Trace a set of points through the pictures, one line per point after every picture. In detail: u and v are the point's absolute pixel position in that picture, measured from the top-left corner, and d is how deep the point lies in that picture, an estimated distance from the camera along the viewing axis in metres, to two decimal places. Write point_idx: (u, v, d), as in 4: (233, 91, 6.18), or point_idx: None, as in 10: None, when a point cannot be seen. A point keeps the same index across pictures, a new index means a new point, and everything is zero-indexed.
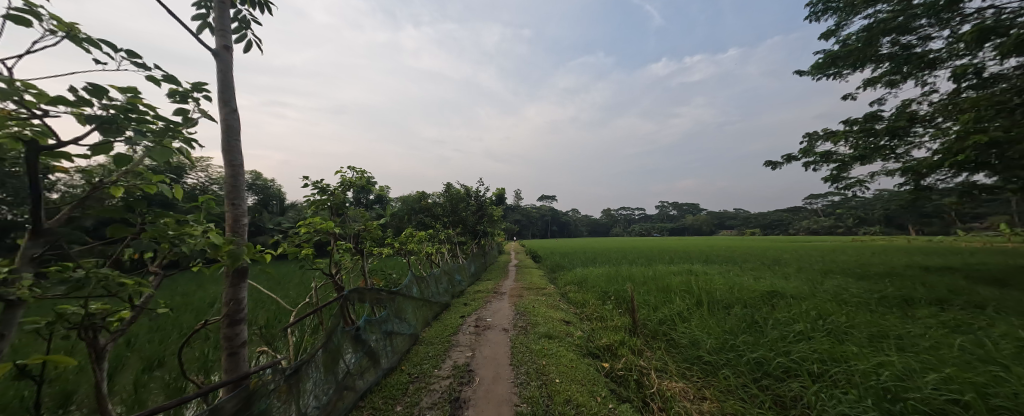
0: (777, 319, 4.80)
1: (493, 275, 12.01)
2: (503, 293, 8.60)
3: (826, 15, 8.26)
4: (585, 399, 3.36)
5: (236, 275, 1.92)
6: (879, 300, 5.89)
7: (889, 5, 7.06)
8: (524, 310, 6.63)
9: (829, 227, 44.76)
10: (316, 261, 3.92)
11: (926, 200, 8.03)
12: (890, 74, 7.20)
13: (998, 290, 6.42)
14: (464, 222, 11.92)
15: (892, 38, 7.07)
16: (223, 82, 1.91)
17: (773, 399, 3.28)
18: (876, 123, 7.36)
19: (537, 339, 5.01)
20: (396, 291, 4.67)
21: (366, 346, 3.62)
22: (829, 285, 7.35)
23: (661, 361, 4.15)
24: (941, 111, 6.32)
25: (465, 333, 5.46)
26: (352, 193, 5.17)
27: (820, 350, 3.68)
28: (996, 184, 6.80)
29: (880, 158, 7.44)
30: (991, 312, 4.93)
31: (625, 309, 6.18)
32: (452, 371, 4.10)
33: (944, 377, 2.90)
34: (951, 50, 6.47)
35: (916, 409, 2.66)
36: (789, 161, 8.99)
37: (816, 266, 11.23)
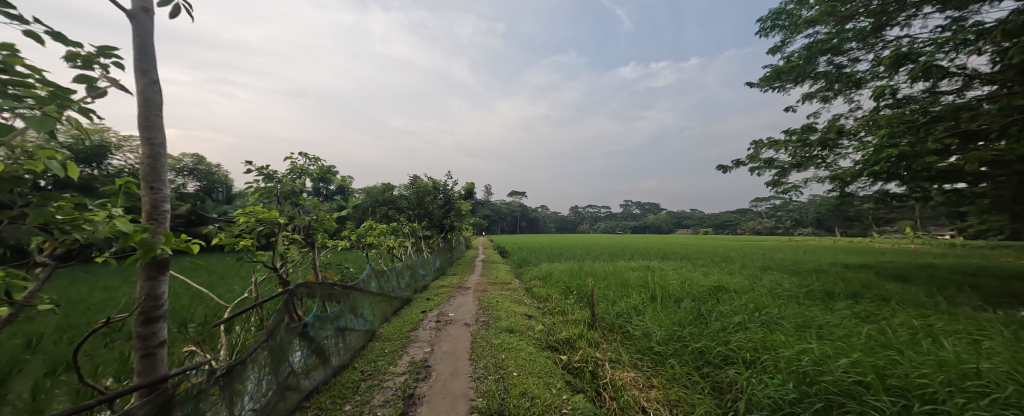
0: (721, 311, 5.18)
1: (458, 270, 11.90)
2: (467, 288, 8.54)
3: (773, 32, 8.95)
4: (540, 391, 3.42)
5: (154, 267, 1.71)
6: (806, 293, 6.56)
7: (826, 27, 7.77)
8: (487, 304, 6.64)
9: (770, 229, 49.12)
10: (259, 254, 3.63)
11: (849, 204, 9.00)
12: (824, 90, 7.96)
13: (900, 285, 7.36)
14: (430, 216, 11.65)
15: (828, 58, 7.79)
16: (139, 48, 1.69)
17: (712, 385, 3.55)
18: (811, 134, 8.12)
19: (498, 333, 5.02)
20: (350, 285, 4.49)
21: (315, 343, 3.45)
22: (766, 280, 8.04)
23: (616, 353, 4.33)
24: (863, 126, 7.09)
25: (427, 327, 5.40)
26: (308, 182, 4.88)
27: (754, 339, 4.02)
28: (904, 192, 7.77)
29: (813, 166, 8.22)
30: (892, 304, 5.66)
31: (586, 304, 6.36)
32: (408, 367, 4.01)
33: (852, 361, 3.26)
34: (873, 72, 7.26)
35: (828, 391, 2.97)
36: (738, 166, 9.72)
37: (757, 263, 12.26)
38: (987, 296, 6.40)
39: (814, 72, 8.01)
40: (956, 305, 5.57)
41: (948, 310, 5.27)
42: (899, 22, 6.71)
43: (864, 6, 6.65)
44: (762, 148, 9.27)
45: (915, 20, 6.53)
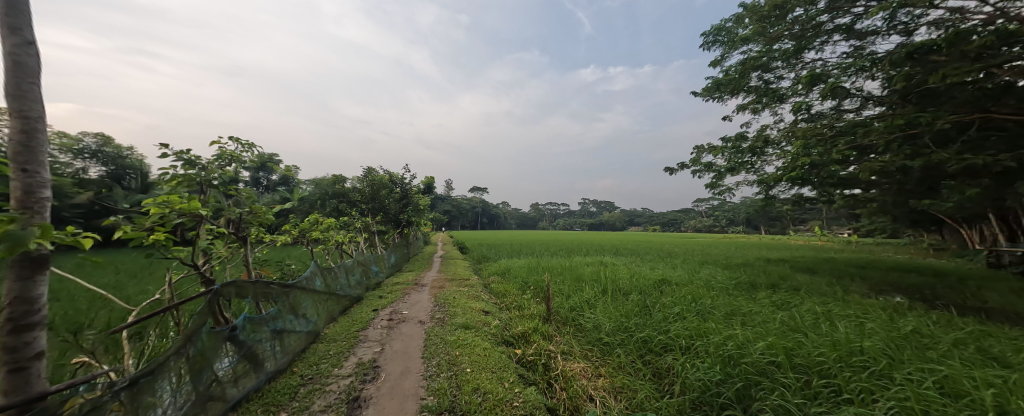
0: (663, 303, 5.57)
1: (414, 266, 11.52)
2: (423, 284, 8.31)
3: (715, 46, 9.74)
4: (493, 386, 3.42)
5: (29, 265, 1.42)
6: (736, 285, 7.29)
7: (757, 46, 8.62)
8: (443, 301, 6.50)
9: (708, 227, 53.79)
10: (177, 250, 3.20)
11: (772, 206, 10.12)
12: (754, 103, 8.84)
13: (809, 276, 8.45)
14: (385, 210, 11.11)
15: (758, 74, 8.66)
16: (7, 0, 1.39)
17: (652, 371, 3.81)
18: (743, 142, 8.97)
19: (453, 330, 4.94)
20: (290, 284, 4.13)
21: (245, 347, 3.14)
22: (702, 274, 8.81)
23: (568, 345, 4.47)
24: (784, 136, 7.99)
25: (378, 326, 5.16)
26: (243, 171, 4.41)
27: (690, 328, 4.38)
28: (815, 196, 8.90)
29: (744, 171, 9.12)
30: (802, 293, 6.49)
31: (542, 299, 6.48)
32: (355, 368, 3.80)
33: (768, 344, 3.68)
34: (793, 89, 8.20)
35: (747, 370, 3.32)
36: (682, 168, 10.49)
37: (696, 258, 13.37)
38: (873, 285, 7.57)
39: (747, 86, 8.86)
40: (849, 293, 6.53)
41: (844, 297, 6.16)
42: (815, 46, 7.62)
43: (787, 30, 7.47)
44: (703, 153, 10.09)
45: (827, 46, 7.47)
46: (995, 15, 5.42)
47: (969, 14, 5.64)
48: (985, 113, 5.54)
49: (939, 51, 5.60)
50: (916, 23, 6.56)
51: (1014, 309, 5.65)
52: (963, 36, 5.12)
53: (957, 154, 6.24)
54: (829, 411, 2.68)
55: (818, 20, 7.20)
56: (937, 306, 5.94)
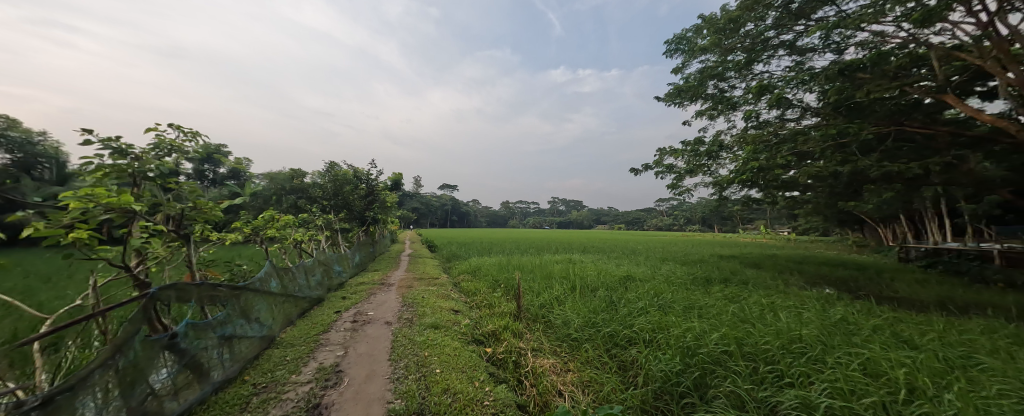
0: (628, 298, 5.77)
1: (380, 265, 11.11)
2: (389, 284, 8.02)
3: (677, 54, 10.22)
4: (463, 386, 3.35)
5: None
6: (693, 280, 7.72)
7: (713, 56, 9.15)
8: (412, 301, 6.31)
9: (668, 225, 56.65)
10: (103, 250, 2.84)
11: (726, 206, 10.83)
12: (711, 109, 9.39)
13: (757, 271, 9.14)
14: (349, 207, 10.60)
15: (714, 82, 9.20)
16: None
17: (617, 364, 3.92)
18: (700, 145, 9.51)
19: (421, 330, 4.80)
20: (241, 285, 3.79)
21: (187, 356, 2.83)
22: (663, 270, 9.26)
23: (538, 342, 4.49)
24: (736, 142, 8.56)
25: (341, 328, 4.90)
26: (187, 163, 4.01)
27: (652, 322, 4.57)
28: (763, 197, 9.62)
29: (701, 173, 9.66)
30: (752, 287, 6.99)
31: (512, 297, 6.48)
32: (315, 374, 3.57)
33: (722, 335, 3.91)
34: (744, 98, 8.80)
35: (704, 360, 3.50)
36: (646, 170, 10.94)
37: (658, 255, 14.02)
38: (811, 278, 8.32)
39: (704, 93, 9.39)
40: (791, 286, 7.14)
41: (787, 290, 6.71)
42: (763, 60, 8.22)
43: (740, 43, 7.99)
44: (665, 155, 10.58)
45: (773, 60, 8.08)
46: (910, 40, 6.10)
47: (888, 37, 6.33)
48: (900, 126, 6.40)
49: (865, 69, 6.25)
50: (847, 43, 7.27)
51: (922, 298, 6.44)
52: (884, 57, 5.75)
53: (878, 162, 7.05)
54: (775, 395, 2.88)
55: (766, 35, 7.78)
56: (861, 297, 6.65)
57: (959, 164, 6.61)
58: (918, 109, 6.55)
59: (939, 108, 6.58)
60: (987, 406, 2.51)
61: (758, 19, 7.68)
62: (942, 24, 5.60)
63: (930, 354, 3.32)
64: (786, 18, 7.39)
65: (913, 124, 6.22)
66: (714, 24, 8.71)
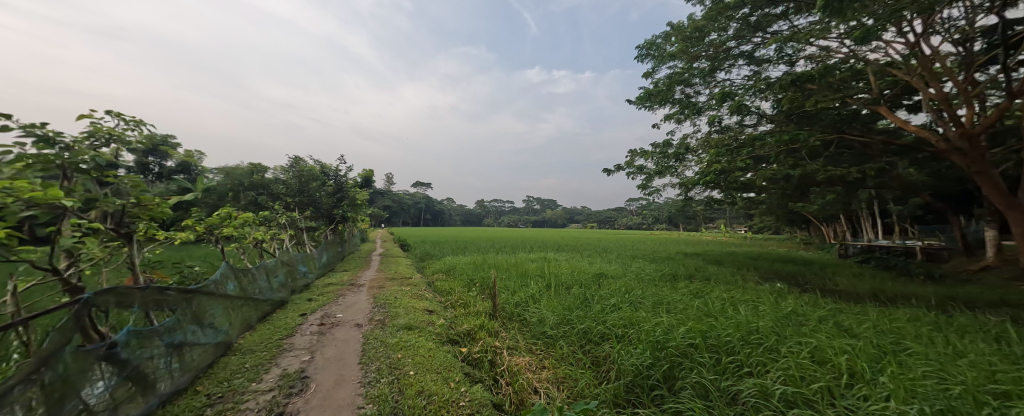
0: (601, 295, 5.89)
1: (349, 265, 10.68)
2: (359, 284, 7.71)
3: (647, 59, 10.54)
4: (438, 387, 3.26)
5: None
6: (662, 276, 8.01)
7: (680, 63, 9.54)
8: (383, 302, 6.09)
9: (638, 224, 58.59)
10: (26, 252, 2.52)
11: (691, 206, 11.32)
12: (678, 113, 9.77)
13: (719, 267, 9.62)
14: (316, 205, 10.10)
15: (681, 88, 9.59)
16: None
17: (591, 359, 3.98)
18: (668, 148, 9.88)
19: (394, 332, 4.64)
20: (192, 288, 3.48)
21: (128, 367, 2.55)
22: (634, 267, 9.54)
23: (513, 340, 4.47)
24: (701, 145, 8.96)
25: (307, 332, 4.64)
26: (131, 155, 3.65)
27: (624, 317, 4.67)
28: (725, 198, 10.14)
29: (669, 174, 10.03)
30: (715, 282, 7.35)
31: (487, 295, 6.42)
32: (278, 381, 3.35)
33: (689, 328, 4.06)
34: (708, 104, 9.23)
35: (673, 353, 3.61)
36: (618, 170, 11.21)
37: (628, 253, 14.44)
38: (767, 274, 8.88)
39: (672, 98, 9.76)
40: (750, 281, 7.57)
41: (746, 285, 7.12)
42: (724, 68, 8.68)
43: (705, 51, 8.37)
44: (635, 156, 10.90)
45: (734, 69, 8.56)
46: (850, 55, 6.64)
47: (832, 52, 6.88)
48: (841, 133, 7.17)
49: (813, 80, 6.76)
50: (797, 56, 7.82)
51: (863, 290, 7.04)
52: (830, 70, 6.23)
53: (823, 166, 7.67)
54: (737, 384, 3.02)
55: (727, 45, 8.22)
56: (810, 290, 7.19)
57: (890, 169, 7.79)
58: (857, 119, 7.46)
59: (871, 119, 7.59)
60: (915, 386, 2.71)
61: (721, 29, 8.08)
62: (877, 42, 6.15)
63: (866, 341, 3.62)
64: (746, 30, 7.83)
65: (852, 133, 7.13)
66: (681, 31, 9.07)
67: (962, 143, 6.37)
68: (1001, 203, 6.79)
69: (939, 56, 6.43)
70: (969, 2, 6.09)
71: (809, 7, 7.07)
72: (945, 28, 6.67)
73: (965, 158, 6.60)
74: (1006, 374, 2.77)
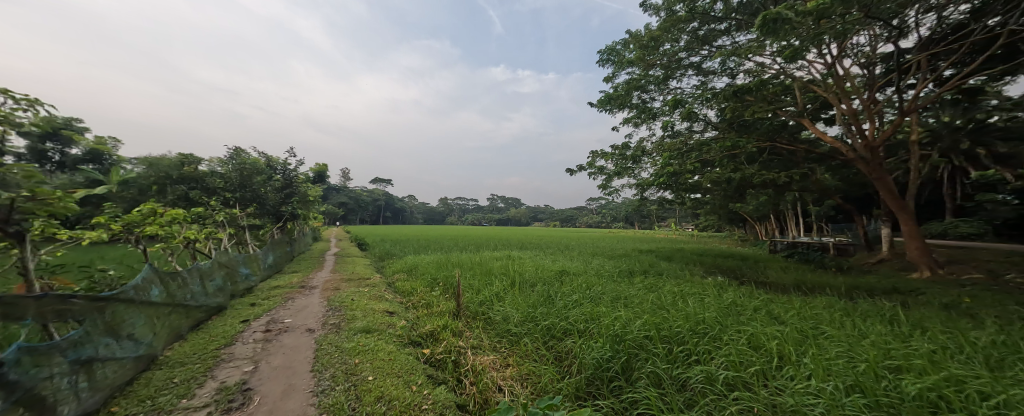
0: (564, 291, 5.99)
1: (300, 266, 9.95)
2: (312, 286, 7.21)
3: (608, 64, 10.90)
4: (399, 392, 3.10)
5: None
6: (620, 273, 8.34)
7: (638, 69, 9.97)
8: (339, 304, 5.72)
9: (598, 222, 60.77)
10: None
11: (646, 205, 11.91)
12: (636, 117, 10.22)
13: (672, 263, 10.21)
14: (261, 201, 9.28)
15: (638, 94, 10.04)
16: None
17: (555, 355, 4.01)
18: (626, 150, 10.30)
19: (351, 336, 4.37)
20: (105, 296, 3.01)
21: (19, 390, 2.12)
22: (594, 264, 9.85)
23: (478, 339, 4.39)
24: (655, 148, 9.45)
25: (249, 340, 4.21)
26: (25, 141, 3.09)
27: (586, 313, 4.78)
28: (677, 199, 10.79)
29: (627, 175, 10.47)
30: (669, 277, 7.78)
31: (451, 295, 6.28)
32: (215, 396, 2.99)
33: (645, 321, 4.24)
34: (661, 110, 9.76)
35: (630, 345, 3.73)
36: (580, 171, 11.51)
37: (589, 250, 14.88)
38: (713, 268, 9.58)
39: (630, 103, 10.19)
40: (699, 276, 8.11)
41: (695, 279, 7.61)
42: (676, 77, 9.22)
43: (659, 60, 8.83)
44: (597, 158, 11.25)
45: (685, 78, 9.12)
46: (780, 71, 7.34)
47: (767, 68, 7.56)
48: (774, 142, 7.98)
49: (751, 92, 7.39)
50: (737, 70, 8.50)
51: (793, 282, 7.83)
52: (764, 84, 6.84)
53: (759, 171, 8.43)
54: (685, 372, 3.17)
55: (679, 56, 8.74)
56: (748, 283, 7.85)
57: (811, 174, 8.78)
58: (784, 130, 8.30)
59: (798, 129, 8.51)
60: (830, 365, 2.99)
61: (674, 40, 8.56)
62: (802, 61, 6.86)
63: (794, 327, 4.01)
64: (695, 43, 8.37)
65: (782, 142, 7.99)
66: (638, 39, 9.50)
67: (866, 153, 7.46)
68: (894, 205, 7.94)
69: (849, 77, 7.34)
70: (872, 31, 6.98)
71: (749, 25, 7.70)
72: (853, 52, 7.59)
73: (866, 166, 7.68)
74: (899, 351, 3.16)
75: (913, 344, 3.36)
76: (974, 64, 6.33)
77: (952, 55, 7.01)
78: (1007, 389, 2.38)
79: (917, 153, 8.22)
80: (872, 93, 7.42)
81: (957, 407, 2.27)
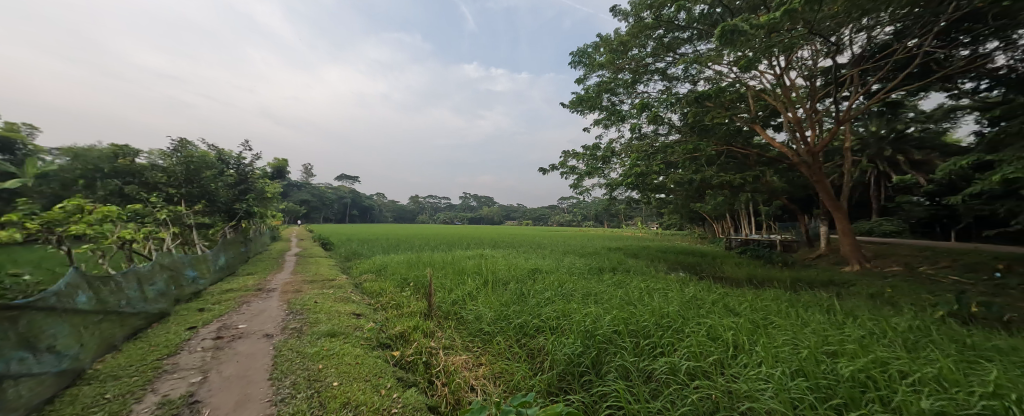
0: (536, 289, 6.02)
1: (257, 268, 9.33)
2: (270, 289, 6.76)
3: (579, 66, 11.08)
4: (366, 397, 2.96)
5: None
6: (591, 270, 8.51)
7: (607, 72, 10.22)
8: (300, 307, 5.41)
9: (570, 221, 61.90)
10: None
11: (615, 205, 12.25)
12: (606, 119, 10.47)
13: (639, 260, 10.57)
14: (212, 198, 8.61)
15: (608, 97, 10.29)
16: None
17: (527, 353, 4.01)
18: (596, 151, 10.53)
19: (313, 340, 4.13)
20: (18, 304, 2.63)
21: None
22: (566, 262, 9.99)
23: (450, 339, 4.30)
24: (624, 149, 9.73)
25: (197, 349, 3.87)
26: None
27: (558, 310, 4.82)
28: (644, 199, 11.17)
29: (597, 175, 10.71)
30: (636, 273, 8.04)
31: (422, 295, 6.13)
32: (156, 410, 2.69)
33: (614, 317, 4.34)
34: (629, 113, 10.07)
35: (601, 340, 3.80)
36: (552, 170, 11.63)
37: (561, 248, 15.09)
38: (677, 265, 10.02)
39: (600, 105, 10.42)
40: (665, 272, 8.45)
41: (661, 275, 7.92)
42: (643, 81, 9.54)
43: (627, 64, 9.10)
44: (568, 157, 11.41)
45: (651, 82, 9.45)
46: (736, 80, 7.79)
47: (724, 76, 8.00)
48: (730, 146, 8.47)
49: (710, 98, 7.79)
50: (698, 77, 8.94)
51: (748, 276, 8.34)
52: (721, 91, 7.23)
53: (718, 173, 8.91)
54: (651, 364, 3.27)
55: (646, 61, 9.05)
56: (709, 278, 8.28)
57: (762, 177, 9.41)
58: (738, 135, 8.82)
59: (752, 133, 9.09)
60: (778, 352, 3.19)
61: (641, 46, 8.83)
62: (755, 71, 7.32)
63: (748, 318, 4.26)
64: (660, 49, 8.70)
65: (737, 145, 8.52)
66: (608, 43, 9.72)
67: (807, 157, 8.10)
68: (832, 205, 8.68)
69: (794, 87, 7.93)
70: (814, 47, 7.56)
71: (709, 35, 8.10)
72: (798, 65, 8.20)
73: (808, 170, 8.34)
74: (836, 338, 3.44)
75: (848, 331, 3.68)
76: (896, 80, 7.04)
77: (878, 72, 7.79)
78: (920, 368, 2.64)
79: (850, 158, 9.05)
80: (814, 103, 7.97)
81: (882, 385, 2.50)
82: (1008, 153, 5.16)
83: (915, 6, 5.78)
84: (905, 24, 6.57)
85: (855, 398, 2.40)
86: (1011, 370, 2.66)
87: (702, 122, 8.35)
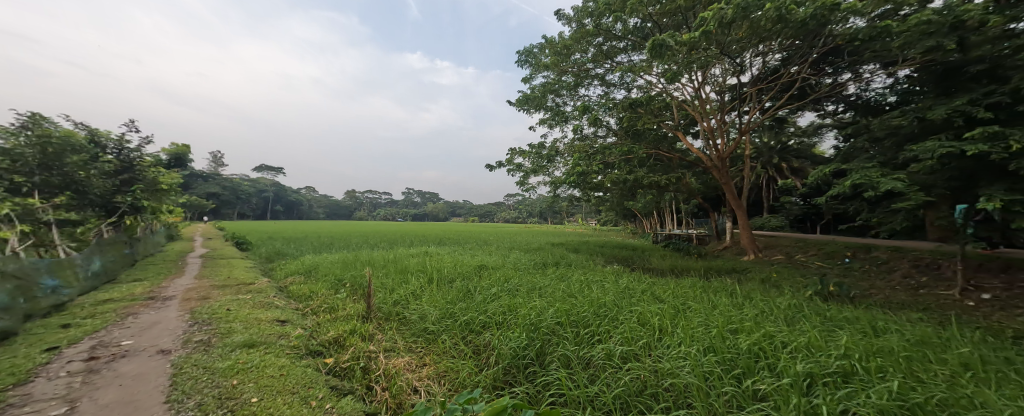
0: (482, 285, 5.98)
1: (150, 273, 7.95)
2: (168, 297, 5.77)
3: (525, 65, 11.22)
4: (293, 410, 2.65)
5: None
6: (535, 265, 8.71)
7: (552, 74, 10.48)
8: (208, 317, 4.70)
9: (516, 217, 62.86)
10: None
11: (559, 202, 12.70)
12: (550, 119, 10.76)
13: (579, 254, 11.11)
14: (83, 188, 7.14)
15: (552, 97, 10.57)
16: None
17: (473, 349, 3.94)
18: (541, 149, 10.79)
19: (226, 353, 3.61)
20: None
21: None
22: (511, 257, 10.11)
23: (391, 341, 4.06)
24: (566, 149, 10.10)
25: (60, 374, 3.14)
26: None
27: (504, 305, 4.83)
28: (585, 197, 11.72)
29: (542, 173, 10.98)
30: (577, 267, 8.41)
31: (360, 296, 5.73)
32: None
33: (557, 309, 4.46)
34: (571, 114, 10.47)
35: (545, 333, 3.89)
36: (499, 167, 11.67)
37: (506, 244, 15.25)
38: (612, 258, 10.72)
39: (544, 105, 10.68)
40: (602, 265, 8.97)
41: (598, 268, 8.39)
42: (585, 85, 9.97)
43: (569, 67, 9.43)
44: (515, 155, 11.54)
45: (591, 87, 9.92)
46: (662, 90, 8.52)
47: (653, 85, 8.70)
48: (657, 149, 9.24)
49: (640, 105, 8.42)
50: (630, 84, 9.62)
51: (671, 266, 9.22)
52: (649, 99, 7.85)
53: (648, 174, 9.68)
54: (589, 351, 3.41)
55: (587, 66, 9.45)
56: (639, 269, 8.99)
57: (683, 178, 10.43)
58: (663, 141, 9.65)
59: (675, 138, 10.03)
60: (694, 332, 3.54)
61: (582, 51, 9.19)
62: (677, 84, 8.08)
63: (671, 305, 4.68)
64: (600, 56, 9.15)
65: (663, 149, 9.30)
66: (553, 46, 9.98)
67: (718, 162, 9.16)
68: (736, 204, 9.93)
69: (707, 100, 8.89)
70: (723, 66, 8.53)
71: (641, 47, 8.71)
72: (711, 81, 9.21)
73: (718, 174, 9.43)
74: (737, 317, 3.94)
75: (746, 311, 4.24)
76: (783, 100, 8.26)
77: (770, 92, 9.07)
78: (795, 338, 3.12)
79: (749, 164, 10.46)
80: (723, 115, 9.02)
81: (769, 354, 2.91)
82: (857, 163, 6.37)
83: (797, 39, 6.84)
84: (790, 53, 7.74)
85: (751, 368, 2.76)
86: (855, 334, 3.29)
87: (635, 127, 8.99)
